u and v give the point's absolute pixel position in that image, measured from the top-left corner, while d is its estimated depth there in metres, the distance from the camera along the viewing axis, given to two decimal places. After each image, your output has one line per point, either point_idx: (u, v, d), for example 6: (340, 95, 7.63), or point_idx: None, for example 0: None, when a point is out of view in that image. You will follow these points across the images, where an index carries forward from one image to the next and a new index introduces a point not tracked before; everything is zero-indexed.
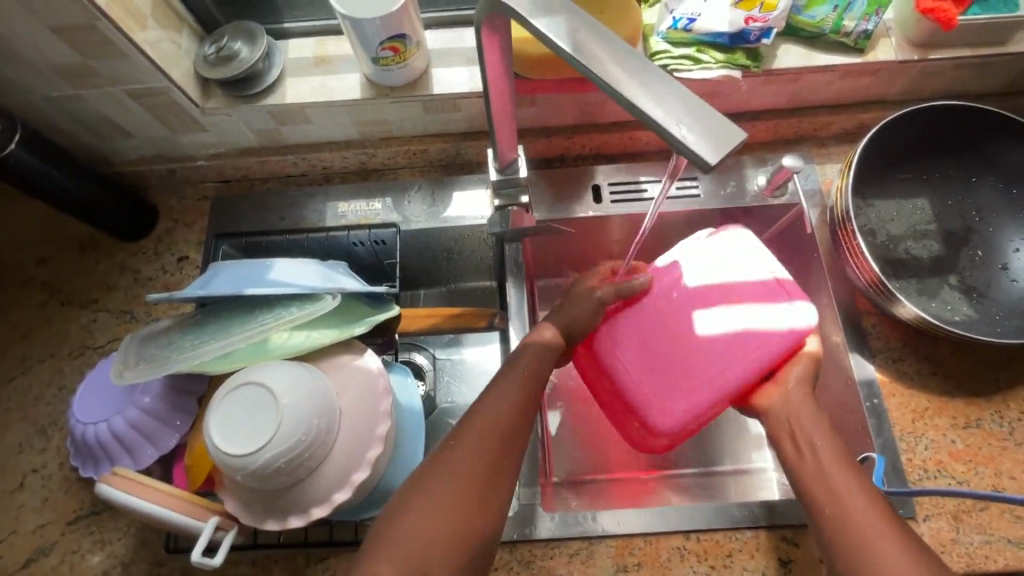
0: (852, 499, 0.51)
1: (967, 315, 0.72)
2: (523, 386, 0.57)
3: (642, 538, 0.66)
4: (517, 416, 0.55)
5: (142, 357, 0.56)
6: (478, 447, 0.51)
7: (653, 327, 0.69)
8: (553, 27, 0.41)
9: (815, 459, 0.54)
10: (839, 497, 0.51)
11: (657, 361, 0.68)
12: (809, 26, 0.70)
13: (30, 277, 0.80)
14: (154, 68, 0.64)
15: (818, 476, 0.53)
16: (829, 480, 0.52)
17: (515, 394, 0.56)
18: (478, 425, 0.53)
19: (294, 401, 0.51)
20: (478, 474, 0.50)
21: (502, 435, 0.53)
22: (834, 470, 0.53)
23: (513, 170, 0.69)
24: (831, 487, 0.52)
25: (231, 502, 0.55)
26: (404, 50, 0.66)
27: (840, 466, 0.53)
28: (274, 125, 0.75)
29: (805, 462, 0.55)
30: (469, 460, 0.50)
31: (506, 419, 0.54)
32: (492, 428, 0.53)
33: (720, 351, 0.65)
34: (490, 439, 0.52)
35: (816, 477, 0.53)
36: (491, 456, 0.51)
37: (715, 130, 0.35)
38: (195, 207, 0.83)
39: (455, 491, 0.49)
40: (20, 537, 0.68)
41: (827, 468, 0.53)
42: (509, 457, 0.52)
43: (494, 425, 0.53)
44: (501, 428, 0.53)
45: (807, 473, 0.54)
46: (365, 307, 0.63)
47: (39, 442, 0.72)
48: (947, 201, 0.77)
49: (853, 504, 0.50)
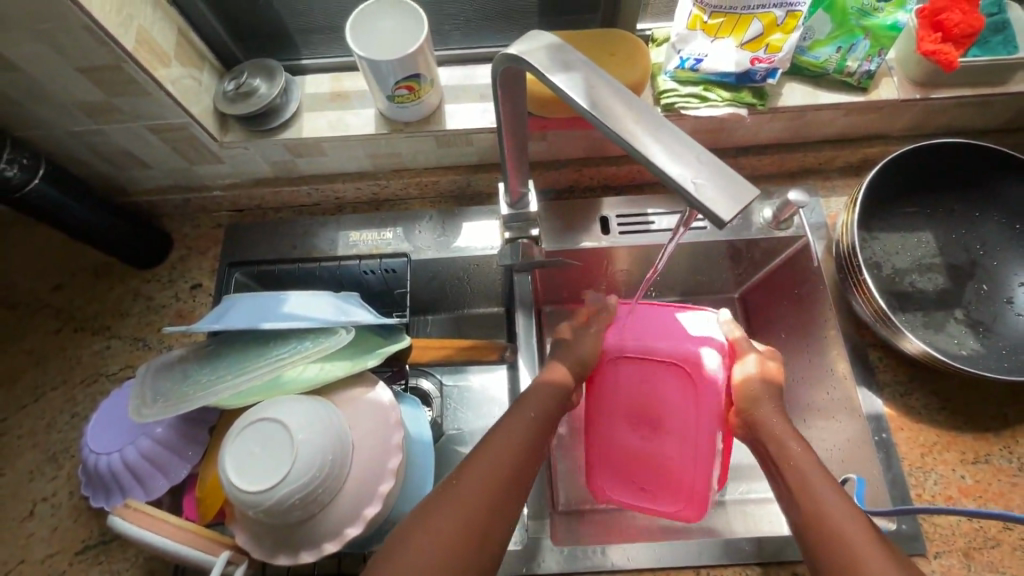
0: (848, 524, 0.49)
1: (974, 349, 0.72)
2: (532, 417, 0.58)
3: (651, 572, 0.66)
4: (521, 446, 0.55)
5: (158, 393, 0.57)
6: (466, 488, 0.50)
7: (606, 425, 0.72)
8: (570, 82, 0.42)
9: (810, 478, 0.54)
10: (833, 519, 0.50)
11: (632, 455, 0.71)
12: (813, 66, 0.72)
13: (45, 304, 0.81)
14: (176, 105, 0.66)
15: (811, 497, 0.52)
16: (821, 504, 0.51)
17: (524, 428, 0.56)
18: (486, 462, 0.53)
19: (309, 437, 0.52)
20: (460, 522, 0.47)
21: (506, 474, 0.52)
22: (826, 493, 0.52)
23: (523, 204, 0.71)
24: (823, 510, 0.51)
25: (242, 535, 0.56)
26: (418, 88, 0.68)
27: (836, 491, 0.52)
28: (290, 157, 0.77)
29: (798, 479, 0.54)
30: (453, 501, 0.49)
31: (502, 447, 0.54)
32: (490, 462, 0.52)
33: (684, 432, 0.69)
34: (482, 476, 0.51)
35: (811, 499, 0.52)
36: (488, 481, 0.51)
37: (728, 187, 0.37)
38: (209, 235, 0.85)
39: (435, 540, 0.46)
40: (27, 566, 0.68)
41: (821, 488, 0.53)
42: (502, 492, 0.51)
43: (489, 461, 0.52)
44: (494, 462, 0.52)
45: (800, 491, 0.53)
46: (377, 339, 0.64)
47: (50, 470, 0.72)
48: (952, 234, 0.78)
49: (847, 530, 0.49)
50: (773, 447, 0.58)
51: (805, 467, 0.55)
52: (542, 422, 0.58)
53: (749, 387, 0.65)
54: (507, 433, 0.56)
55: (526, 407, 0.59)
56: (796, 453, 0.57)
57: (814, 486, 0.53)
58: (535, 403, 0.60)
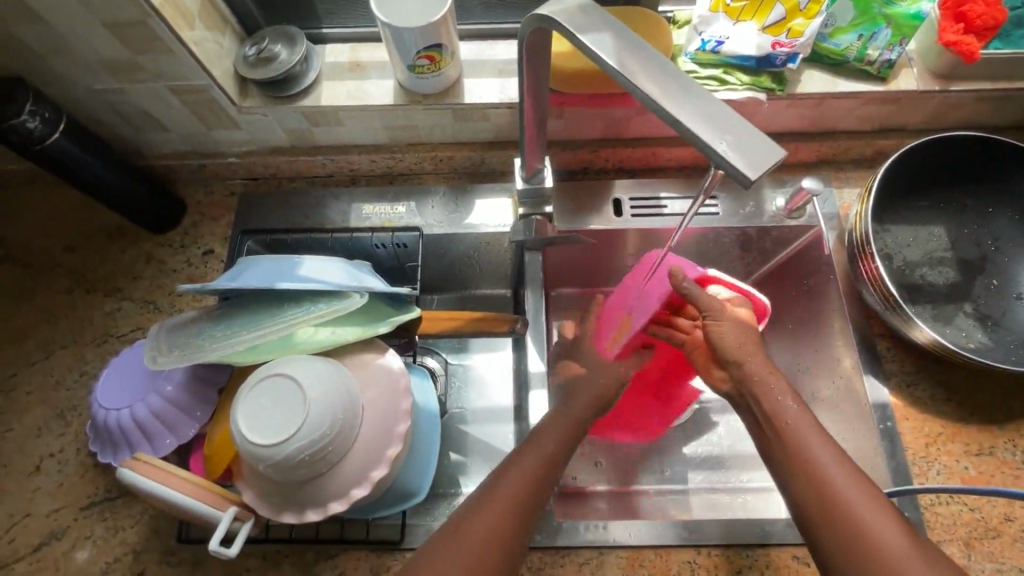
0: (862, 497, 0.48)
1: (982, 342, 0.72)
2: (550, 450, 0.56)
3: (652, 549, 0.66)
4: (530, 493, 0.52)
5: (174, 343, 0.57)
6: (484, 521, 0.49)
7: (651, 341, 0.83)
8: (600, 44, 0.43)
9: (814, 451, 0.52)
10: (847, 493, 0.48)
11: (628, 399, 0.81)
12: (833, 53, 0.72)
13: (58, 264, 0.81)
14: (198, 66, 0.66)
15: (817, 469, 0.51)
16: (831, 477, 0.50)
17: (532, 469, 0.54)
18: (518, 474, 0.53)
19: (321, 395, 0.52)
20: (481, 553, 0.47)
21: (535, 486, 0.53)
22: (833, 464, 0.51)
23: (539, 179, 0.71)
24: (831, 484, 0.49)
25: (249, 493, 0.56)
26: (439, 59, 0.68)
27: (843, 462, 0.51)
28: (307, 126, 0.77)
29: (800, 451, 0.53)
30: (486, 512, 0.50)
31: (509, 490, 0.51)
32: (519, 473, 0.53)
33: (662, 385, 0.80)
34: (488, 524, 0.49)
35: (819, 472, 0.50)
36: (515, 497, 0.51)
37: (753, 147, 0.37)
38: (222, 202, 0.85)
39: (464, 549, 0.47)
40: (32, 519, 0.68)
41: (827, 461, 0.51)
42: (519, 522, 0.50)
43: (496, 508, 0.50)
44: (501, 508, 0.50)
45: (803, 464, 0.52)
46: (388, 308, 0.64)
47: (58, 426, 0.73)
48: (963, 229, 0.78)
49: (861, 504, 0.48)
50: (772, 413, 0.56)
51: (813, 444, 0.53)
52: (555, 446, 0.57)
53: (724, 338, 0.63)
54: (527, 464, 0.54)
55: (542, 441, 0.57)
56: (800, 423, 0.54)
57: (824, 467, 0.51)
58: (547, 443, 0.57)
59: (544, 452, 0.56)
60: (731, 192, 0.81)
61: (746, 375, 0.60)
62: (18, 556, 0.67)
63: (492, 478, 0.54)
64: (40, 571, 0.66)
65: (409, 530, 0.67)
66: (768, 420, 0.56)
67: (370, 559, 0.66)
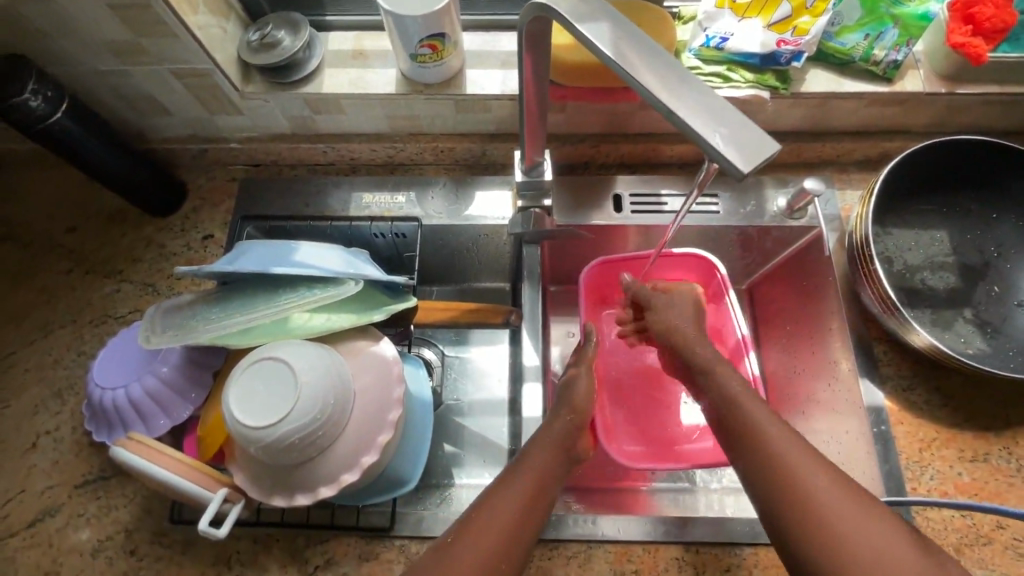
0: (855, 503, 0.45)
1: (981, 348, 0.72)
2: (532, 480, 0.53)
3: (640, 546, 0.66)
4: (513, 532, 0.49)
5: (170, 324, 0.58)
6: (500, 510, 0.50)
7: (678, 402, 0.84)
8: (596, 33, 0.43)
9: (784, 447, 0.49)
10: (832, 499, 0.45)
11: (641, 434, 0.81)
12: (839, 52, 0.71)
13: (59, 244, 0.82)
14: (200, 50, 0.66)
15: (794, 475, 0.47)
16: (811, 484, 0.46)
17: (512, 503, 0.51)
18: (530, 468, 0.55)
19: (314, 379, 0.52)
20: (495, 539, 0.48)
21: (541, 479, 0.54)
22: (812, 467, 0.47)
23: (538, 172, 0.71)
24: (807, 487, 0.46)
25: (240, 475, 0.56)
26: (441, 49, 0.68)
27: (819, 462, 0.48)
28: (308, 113, 0.77)
29: (772, 456, 0.49)
30: (498, 503, 0.51)
31: (490, 526, 0.49)
32: (536, 468, 0.55)
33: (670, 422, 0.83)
34: (469, 555, 0.47)
35: (797, 481, 0.47)
36: (529, 487, 0.53)
37: (747, 140, 0.37)
38: (223, 187, 0.85)
39: (481, 536, 0.48)
40: (27, 496, 0.69)
41: (799, 459, 0.48)
42: (531, 517, 0.51)
43: (482, 525, 0.49)
44: (483, 545, 0.47)
45: (779, 474, 0.48)
46: (383, 296, 0.64)
47: (55, 405, 0.73)
48: (965, 234, 0.77)
49: (836, 503, 0.45)
50: (744, 419, 0.53)
51: (785, 441, 0.50)
52: (542, 465, 0.55)
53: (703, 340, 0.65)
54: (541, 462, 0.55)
55: (525, 467, 0.55)
56: (771, 426, 0.51)
57: (797, 465, 0.48)
58: (530, 468, 0.55)
59: (525, 483, 0.53)
60: (732, 191, 0.81)
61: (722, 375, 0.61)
62: (12, 531, 0.67)
63: (472, 512, 0.50)
64: (33, 547, 0.67)
65: (399, 518, 0.67)
66: (733, 426, 0.53)
67: (359, 545, 0.66)
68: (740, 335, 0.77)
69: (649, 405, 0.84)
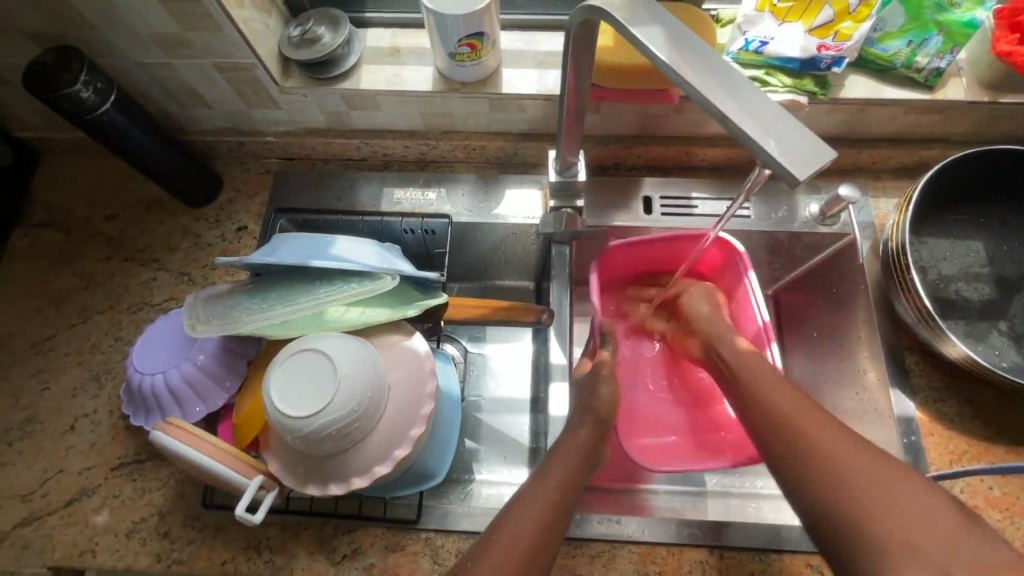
0: (890, 477, 0.46)
1: (1015, 362, 0.71)
2: (555, 490, 0.53)
3: (664, 547, 0.66)
4: (529, 555, 0.48)
5: (212, 313, 0.59)
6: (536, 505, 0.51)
7: (707, 391, 0.84)
8: (649, 36, 0.43)
9: (821, 441, 0.51)
10: (868, 476, 0.46)
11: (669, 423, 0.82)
12: (880, 59, 0.70)
13: (98, 231, 0.84)
14: (244, 45, 0.67)
15: (830, 462, 0.49)
16: (849, 465, 0.48)
17: (534, 521, 0.50)
18: (559, 470, 0.56)
19: (352, 372, 0.53)
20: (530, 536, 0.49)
21: (573, 477, 0.55)
22: (852, 452, 0.49)
23: (571, 172, 0.72)
24: (845, 473, 0.48)
25: (276, 463, 0.58)
26: (479, 48, 0.68)
27: (855, 450, 0.49)
28: (344, 109, 0.78)
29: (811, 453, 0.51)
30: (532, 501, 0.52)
31: (511, 545, 0.48)
32: (569, 468, 0.56)
33: (694, 409, 0.83)
34: (507, 550, 0.47)
35: (839, 473, 0.48)
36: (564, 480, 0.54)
37: (804, 145, 0.37)
38: (257, 179, 0.86)
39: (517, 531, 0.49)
40: (66, 476, 0.71)
41: (835, 451, 0.50)
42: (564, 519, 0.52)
43: (519, 521, 0.50)
44: (498, 567, 0.46)
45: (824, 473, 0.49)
46: (415, 291, 0.65)
47: (92, 388, 0.75)
48: (1002, 246, 0.76)
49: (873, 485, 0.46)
50: (784, 418, 0.54)
51: (820, 436, 0.51)
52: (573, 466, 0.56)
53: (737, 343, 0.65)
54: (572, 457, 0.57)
55: (552, 472, 0.55)
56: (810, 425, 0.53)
57: (836, 457, 0.49)
58: (562, 468, 0.56)
59: (547, 495, 0.52)
60: (762, 196, 0.80)
61: (757, 381, 0.61)
62: (51, 509, 0.69)
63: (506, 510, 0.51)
64: (71, 525, 0.68)
65: (425, 511, 0.68)
66: (774, 430, 0.55)
67: (385, 537, 0.67)
68: (760, 323, 0.74)
69: (679, 398, 0.84)
